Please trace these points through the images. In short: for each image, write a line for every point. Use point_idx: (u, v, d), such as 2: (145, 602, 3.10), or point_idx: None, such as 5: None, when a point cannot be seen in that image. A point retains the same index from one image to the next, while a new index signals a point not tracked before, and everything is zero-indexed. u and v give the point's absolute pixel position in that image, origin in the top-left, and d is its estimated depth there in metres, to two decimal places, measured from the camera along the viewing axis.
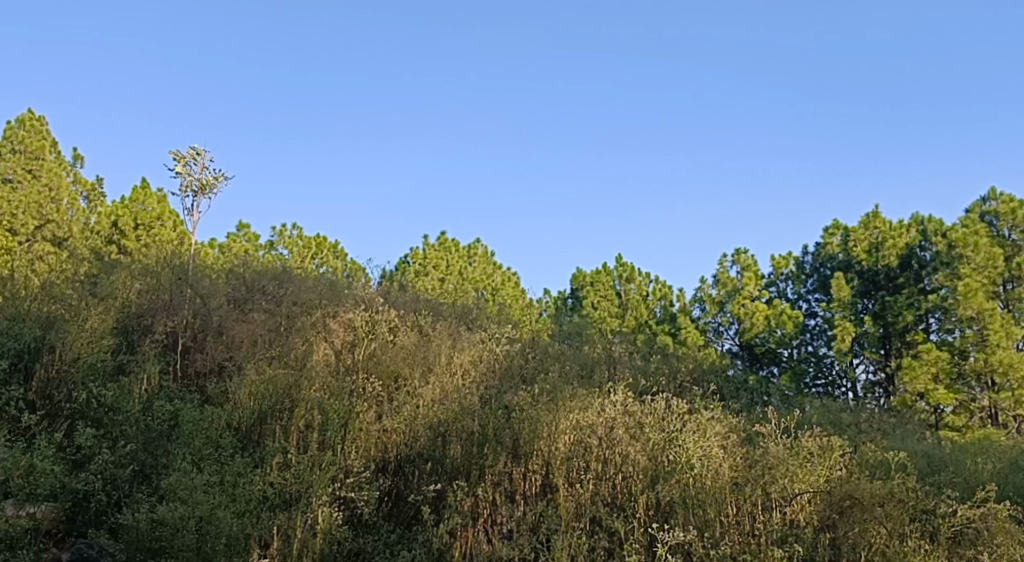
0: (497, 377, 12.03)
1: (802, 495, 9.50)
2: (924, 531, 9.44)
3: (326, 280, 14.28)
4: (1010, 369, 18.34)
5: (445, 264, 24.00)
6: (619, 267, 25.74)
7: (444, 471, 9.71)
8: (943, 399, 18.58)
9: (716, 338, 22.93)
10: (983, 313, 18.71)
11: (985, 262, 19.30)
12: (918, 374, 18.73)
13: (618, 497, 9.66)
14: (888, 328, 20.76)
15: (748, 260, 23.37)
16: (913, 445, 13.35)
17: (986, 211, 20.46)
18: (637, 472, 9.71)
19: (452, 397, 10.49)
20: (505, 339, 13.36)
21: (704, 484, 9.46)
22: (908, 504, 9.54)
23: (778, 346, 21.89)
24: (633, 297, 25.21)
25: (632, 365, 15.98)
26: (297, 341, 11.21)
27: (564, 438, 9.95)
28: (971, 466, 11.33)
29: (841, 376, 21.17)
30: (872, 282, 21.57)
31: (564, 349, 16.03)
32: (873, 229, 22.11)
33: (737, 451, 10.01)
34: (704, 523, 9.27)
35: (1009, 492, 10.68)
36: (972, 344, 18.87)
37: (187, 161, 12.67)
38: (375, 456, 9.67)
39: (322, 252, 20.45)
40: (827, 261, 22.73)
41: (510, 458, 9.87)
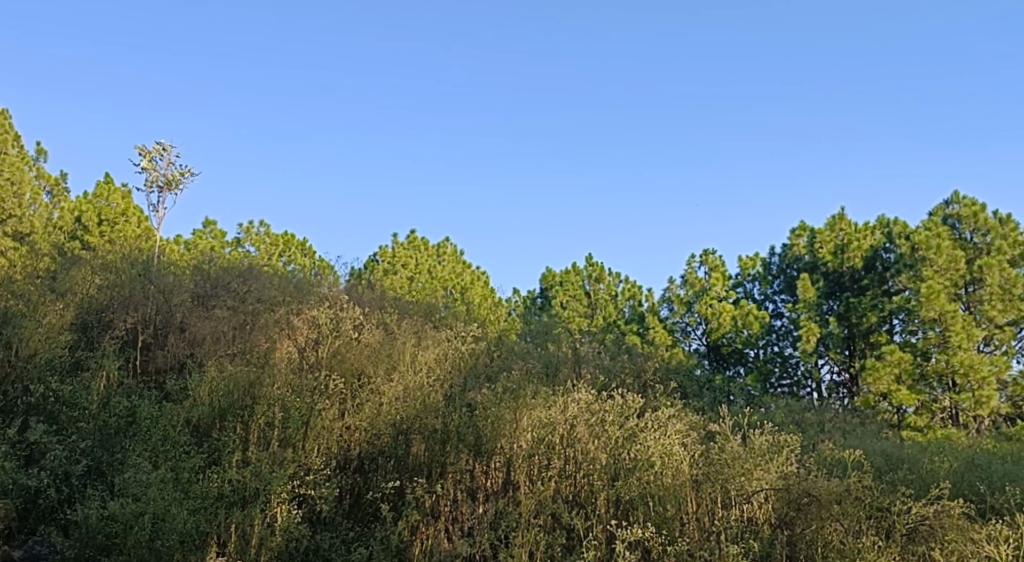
0: (461, 374, 12.11)
1: (760, 492, 9.61)
2: (879, 529, 9.55)
3: (293, 278, 14.29)
4: (971, 369, 18.64)
5: (415, 263, 23.97)
6: (588, 267, 25.77)
7: (405, 468, 9.80)
8: (905, 400, 18.88)
9: (683, 338, 23.07)
10: (945, 314, 18.98)
11: (948, 265, 19.56)
12: (882, 374, 19.04)
13: (577, 495, 9.77)
14: (852, 329, 20.99)
15: (714, 262, 23.58)
16: (872, 444, 13.53)
17: (949, 214, 20.72)
18: (596, 469, 9.80)
19: (415, 394, 10.42)
20: (470, 337, 13.42)
21: (664, 482, 9.56)
22: (865, 502, 9.64)
23: (744, 346, 22.07)
24: (602, 296, 25.32)
25: (598, 364, 16.11)
26: (261, 339, 11.22)
27: (526, 437, 10.05)
28: (928, 465, 11.47)
29: (806, 377, 21.37)
30: (837, 284, 21.85)
31: (531, 348, 16.08)
32: (839, 231, 22.39)
33: (695, 449, 10.14)
34: (663, 521, 9.36)
35: (964, 489, 10.81)
36: (934, 345, 19.16)
37: (153, 157, 12.68)
38: (337, 453, 9.73)
39: (289, 250, 20.37)
40: (793, 263, 22.97)
41: (472, 454, 9.95)
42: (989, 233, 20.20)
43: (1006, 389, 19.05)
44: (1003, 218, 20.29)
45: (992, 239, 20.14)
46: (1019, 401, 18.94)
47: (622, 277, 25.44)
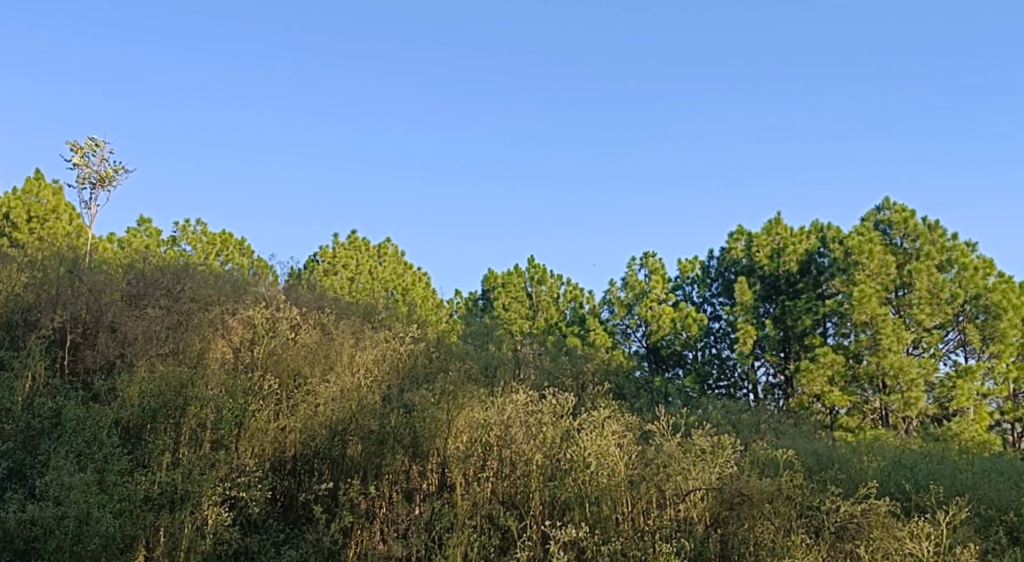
0: (399, 376, 12.07)
1: (695, 491, 9.74)
2: (809, 527, 9.77)
3: (230, 277, 14.15)
4: (900, 372, 19.04)
5: (355, 263, 23.82)
6: (531, 269, 25.82)
7: (340, 470, 9.78)
8: (837, 401, 19.29)
9: (624, 339, 23.21)
10: (876, 318, 19.44)
11: (879, 270, 20.07)
12: (816, 375, 19.42)
13: (513, 497, 9.83)
14: (788, 331, 21.36)
15: (654, 265, 23.82)
16: (805, 444, 13.77)
17: (880, 220, 21.18)
18: (532, 469, 9.83)
19: (352, 394, 10.41)
20: (409, 338, 13.39)
21: (599, 483, 9.62)
22: (796, 501, 9.91)
23: (683, 348, 22.32)
24: (543, 298, 25.42)
25: (538, 366, 16.17)
26: (194, 339, 10.97)
27: (460, 438, 10.15)
28: (857, 465, 11.70)
29: (742, 378, 21.68)
30: (773, 287, 22.32)
31: (470, 349, 16.10)
32: (775, 235, 22.84)
33: (632, 449, 10.23)
34: (597, 522, 9.50)
35: (890, 488, 10.97)
36: (866, 348, 19.55)
37: (85, 153, 12.46)
38: (270, 455, 9.66)
39: (227, 249, 20.11)
40: (731, 266, 23.29)
41: (409, 455, 10.03)
42: (919, 239, 20.68)
43: (933, 390, 19.37)
44: (931, 225, 20.80)
45: (921, 244, 20.63)
46: (946, 403, 19.25)
47: (564, 279, 25.54)
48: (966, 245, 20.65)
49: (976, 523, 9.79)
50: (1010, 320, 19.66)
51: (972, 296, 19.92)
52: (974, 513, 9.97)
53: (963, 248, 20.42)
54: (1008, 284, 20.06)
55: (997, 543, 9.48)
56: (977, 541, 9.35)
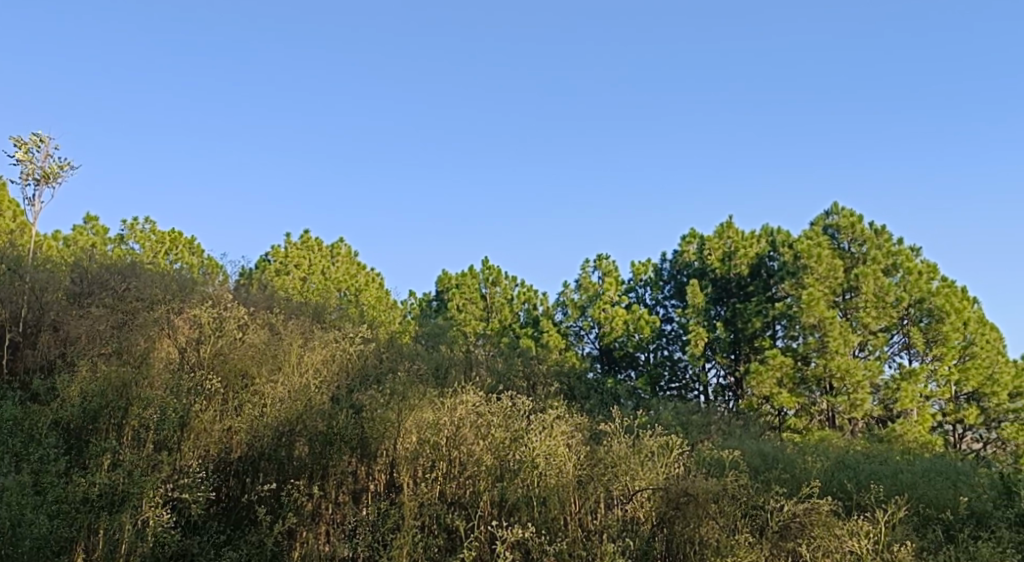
0: (348, 377, 12.03)
1: (643, 491, 9.84)
2: (753, 526, 9.88)
3: (179, 276, 14.01)
4: (847, 374, 19.34)
5: (308, 263, 23.65)
6: (485, 270, 25.78)
7: (286, 471, 9.77)
8: (786, 402, 19.55)
9: (577, 341, 23.29)
10: (824, 320, 19.72)
11: (827, 273, 20.38)
12: (765, 378, 19.70)
13: (461, 498, 9.84)
14: (738, 334, 21.60)
15: (608, 267, 23.92)
16: (752, 445, 13.88)
17: (829, 224, 21.60)
18: (481, 470, 9.84)
19: (301, 394, 10.32)
20: (359, 338, 13.35)
21: (548, 483, 9.70)
22: (741, 501, 10.01)
23: (635, 350, 22.48)
24: (497, 299, 25.43)
25: (489, 368, 16.18)
26: (140, 338, 10.89)
27: (409, 438, 10.14)
28: (801, 465, 11.87)
29: (694, 380, 21.92)
30: (724, 290, 22.59)
31: (421, 350, 16.06)
32: (727, 239, 23.19)
33: (580, 450, 10.27)
34: (544, 522, 9.53)
35: (833, 488, 11.11)
36: (814, 350, 19.85)
37: (29, 148, 12.24)
38: (216, 456, 9.60)
39: (176, 248, 19.86)
40: (683, 269, 23.50)
41: (358, 455, 10.03)
42: (866, 243, 21.05)
43: (878, 392, 19.63)
44: (878, 229, 21.19)
45: (867, 249, 20.96)
46: (891, 404, 19.50)
47: (518, 280, 25.59)
48: (911, 250, 21.05)
49: (915, 521, 9.97)
50: (952, 323, 19.92)
51: (916, 300, 20.20)
52: (913, 512, 10.14)
53: (908, 253, 20.78)
54: (951, 287, 20.42)
55: (934, 541, 9.66)
56: (915, 539, 9.50)
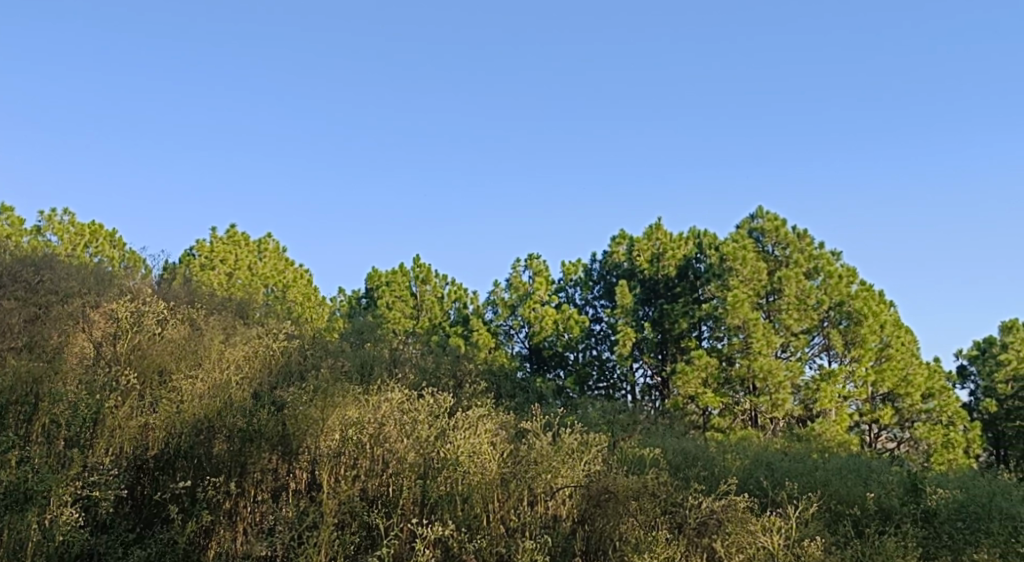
0: (271, 373, 11.89)
1: (564, 489, 9.93)
2: (671, 523, 10.01)
3: (97, 270, 13.71)
4: (769, 374, 19.70)
5: (234, 258, 23.26)
6: (415, 268, 25.67)
7: (202, 469, 9.59)
8: (710, 402, 19.81)
9: (507, 340, 23.32)
10: (748, 322, 20.10)
11: (751, 275, 20.80)
12: (690, 378, 19.96)
13: (385, 496, 9.79)
14: (665, 334, 21.93)
15: (539, 266, 24.02)
16: (672, 443, 13.98)
17: (754, 227, 22.04)
18: (404, 468, 9.80)
19: (219, 392, 10.27)
20: (282, 335, 13.21)
21: (472, 480, 9.71)
22: (660, 497, 10.20)
23: (564, 350, 22.60)
24: (428, 297, 25.35)
25: (415, 366, 16.10)
26: (53, 333, 10.82)
27: (332, 436, 10.04)
28: (721, 463, 12.08)
29: (621, 380, 22.11)
30: (652, 291, 22.85)
31: (347, 348, 15.94)
32: (655, 240, 23.45)
33: (505, 448, 10.34)
34: (466, 520, 9.52)
35: (749, 485, 11.27)
36: (738, 351, 20.22)
37: None
38: (131, 454, 9.40)
39: (96, 241, 19.37)
40: (613, 269, 23.70)
41: (279, 454, 9.91)
42: (789, 247, 21.50)
43: (799, 393, 20.04)
44: (800, 233, 21.63)
45: (790, 252, 21.44)
46: (811, 404, 19.89)
47: (448, 279, 25.56)
48: (832, 254, 21.52)
49: (826, 517, 10.19)
50: (870, 325, 20.40)
51: (836, 302, 20.67)
52: (825, 508, 10.39)
53: (828, 257, 21.26)
54: (869, 292, 20.92)
55: (844, 536, 9.88)
56: (825, 535, 9.70)
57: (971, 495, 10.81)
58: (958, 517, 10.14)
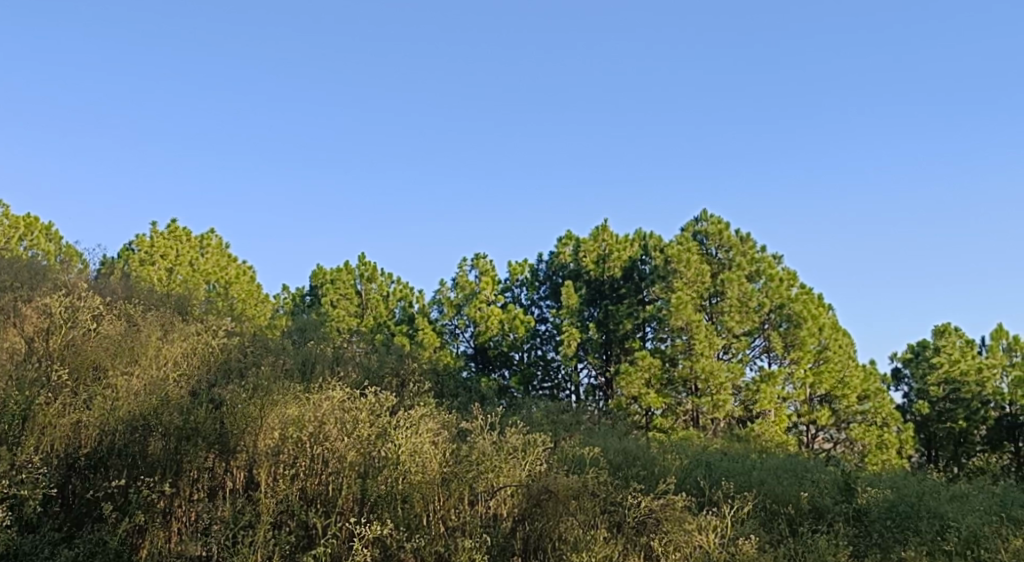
0: (210, 370, 11.74)
1: (505, 489, 9.97)
2: (611, 522, 10.07)
3: (32, 264, 13.43)
4: (711, 375, 19.90)
5: (175, 254, 22.95)
6: (361, 266, 25.52)
7: (136, 468, 9.42)
8: (653, 402, 19.97)
9: (452, 339, 23.30)
10: (691, 323, 20.27)
11: (695, 277, 21.00)
12: (633, 378, 20.12)
13: (323, 495, 9.66)
14: (610, 335, 22.02)
15: (485, 266, 24.03)
16: (614, 443, 14.03)
17: (698, 230, 22.33)
18: (344, 467, 9.70)
19: (155, 389, 10.09)
20: (222, 332, 13.05)
21: (413, 479, 9.68)
22: (600, 497, 10.28)
23: (509, 350, 22.62)
24: (373, 296, 25.22)
25: (358, 365, 16.03)
26: None
27: (271, 435, 9.93)
28: (661, 463, 12.16)
29: (565, 380, 22.20)
30: (598, 291, 22.98)
31: (289, 345, 15.78)
32: (602, 242, 23.56)
33: (446, 447, 10.32)
34: (407, 519, 9.46)
35: (687, 484, 11.35)
36: (681, 352, 20.39)
37: None
38: (62, 453, 9.22)
39: (31, 234, 18.97)
40: (559, 270, 23.81)
41: (215, 452, 9.82)
42: (731, 250, 21.87)
43: (739, 393, 20.28)
44: (743, 237, 21.99)
45: (733, 255, 21.79)
46: (751, 405, 20.14)
47: (393, 277, 25.45)
48: (773, 257, 21.85)
49: (760, 516, 10.33)
50: (809, 328, 20.67)
51: (777, 306, 20.97)
52: (760, 507, 10.53)
53: (770, 260, 21.58)
54: (809, 295, 21.24)
55: (778, 535, 10.01)
56: (760, 533, 9.82)
57: (901, 494, 11.02)
58: (887, 516, 10.34)
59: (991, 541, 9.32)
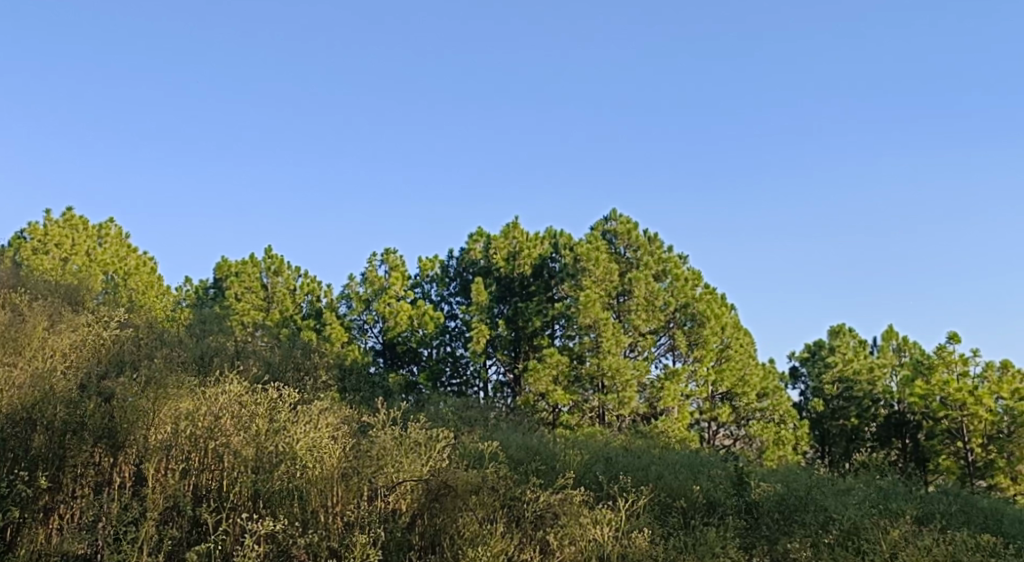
0: (101, 362, 11.29)
1: (406, 483, 9.80)
2: (509, 516, 10.01)
3: None
4: (616, 372, 20.04)
5: (70, 243, 22.15)
6: (267, 259, 25.00)
7: (17, 463, 8.96)
8: (560, 399, 20.06)
9: (360, 335, 23.00)
10: (599, 321, 20.34)
11: (604, 276, 21.10)
12: (541, 375, 20.14)
13: (214, 489, 9.40)
14: (519, 332, 21.98)
15: (395, 261, 23.79)
16: (517, 439, 13.98)
17: (607, 230, 22.52)
18: (239, 462, 9.45)
19: (40, 381, 9.62)
20: (115, 323, 12.59)
21: (311, 474, 9.46)
22: (500, 492, 10.21)
23: (418, 346, 22.46)
24: (279, 290, 24.73)
25: (259, 359, 15.69)
26: None
27: (163, 429, 9.62)
28: (564, 458, 12.18)
29: (474, 377, 22.06)
30: (507, 289, 22.95)
31: (187, 338, 15.33)
32: (512, 239, 23.54)
33: (347, 442, 10.20)
34: (301, 515, 9.29)
35: (586, 479, 11.40)
36: (588, 350, 20.45)
37: None
38: None
39: None
40: (469, 267, 23.73)
41: (103, 447, 9.40)
42: (640, 250, 22.08)
43: (644, 391, 20.48)
44: (651, 237, 22.30)
45: (641, 254, 22.02)
46: (655, 402, 20.35)
47: (301, 271, 25.05)
48: (679, 258, 22.21)
49: (655, 509, 10.40)
50: (712, 327, 21.01)
51: (682, 304, 21.24)
52: (655, 501, 10.63)
53: (676, 260, 21.95)
54: (712, 295, 21.63)
55: (671, 528, 10.09)
56: (653, 526, 9.92)
57: (790, 488, 11.26)
58: (777, 509, 10.55)
59: (871, 533, 9.54)
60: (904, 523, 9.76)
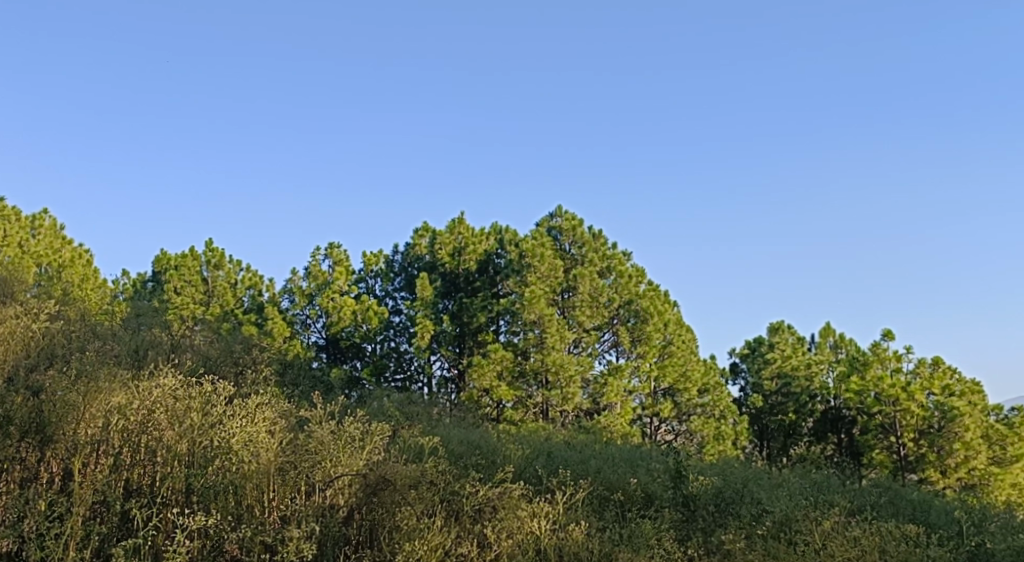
0: (30, 354, 10.98)
1: (342, 478, 9.61)
2: (448, 511, 9.94)
3: None
4: (561, 368, 20.08)
5: (3, 234, 21.57)
6: (207, 253, 24.58)
7: None
8: (504, 395, 20.03)
9: (302, 329, 22.75)
10: (543, 317, 20.35)
11: (548, 272, 21.07)
12: (485, 371, 20.01)
13: (147, 484, 9.17)
14: (463, 327, 21.73)
15: (339, 255, 23.59)
16: (459, 434, 13.88)
17: (553, 226, 22.51)
18: (171, 457, 9.26)
19: None
20: (45, 315, 12.24)
21: (246, 469, 9.30)
22: (438, 486, 10.06)
23: (362, 341, 22.29)
24: (220, 283, 24.34)
25: (197, 353, 15.41)
26: None
27: (93, 423, 9.32)
28: (505, 452, 12.17)
29: (418, 372, 21.98)
30: (452, 284, 22.85)
31: (121, 331, 14.99)
32: (457, 234, 23.42)
33: (283, 437, 10.01)
34: (235, 510, 9.14)
35: (525, 473, 11.38)
36: (532, 346, 20.42)
37: None
38: None
39: None
40: (414, 262, 23.62)
41: (30, 442, 9.17)
42: (584, 246, 22.03)
43: (588, 386, 20.54)
44: (595, 234, 22.32)
45: (586, 251, 21.96)
46: (599, 398, 20.42)
47: (242, 264, 24.68)
48: (623, 255, 22.31)
49: (593, 502, 10.41)
50: (654, 324, 21.17)
51: (626, 301, 21.36)
52: (593, 493, 10.64)
53: (620, 257, 22.05)
54: (656, 291, 21.75)
55: (608, 520, 10.09)
56: (590, 519, 9.95)
57: (727, 481, 11.33)
58: (714, 502, 10.60)
59: (803, 524, 9.65)
60: (836, 515, 9.88)
